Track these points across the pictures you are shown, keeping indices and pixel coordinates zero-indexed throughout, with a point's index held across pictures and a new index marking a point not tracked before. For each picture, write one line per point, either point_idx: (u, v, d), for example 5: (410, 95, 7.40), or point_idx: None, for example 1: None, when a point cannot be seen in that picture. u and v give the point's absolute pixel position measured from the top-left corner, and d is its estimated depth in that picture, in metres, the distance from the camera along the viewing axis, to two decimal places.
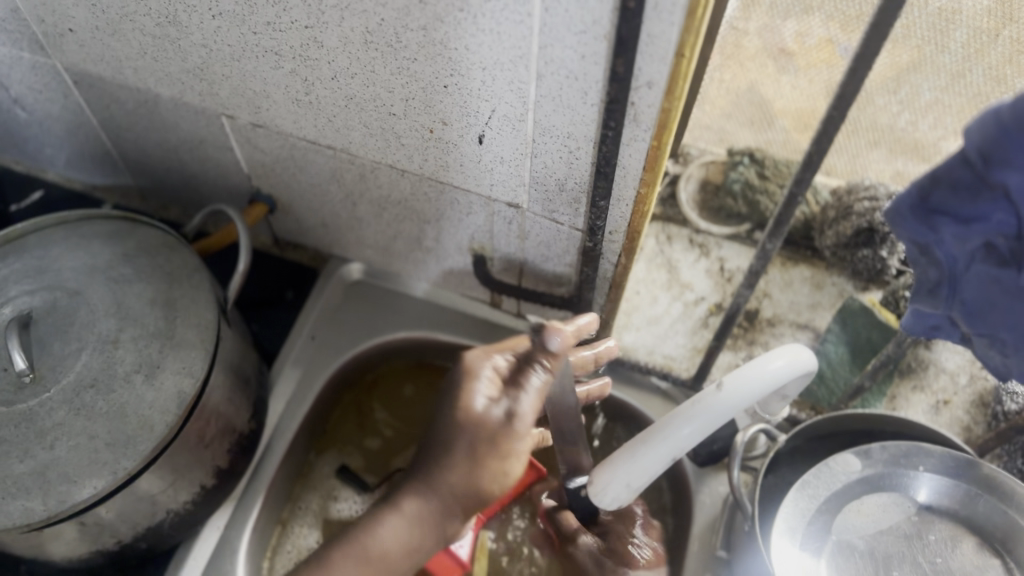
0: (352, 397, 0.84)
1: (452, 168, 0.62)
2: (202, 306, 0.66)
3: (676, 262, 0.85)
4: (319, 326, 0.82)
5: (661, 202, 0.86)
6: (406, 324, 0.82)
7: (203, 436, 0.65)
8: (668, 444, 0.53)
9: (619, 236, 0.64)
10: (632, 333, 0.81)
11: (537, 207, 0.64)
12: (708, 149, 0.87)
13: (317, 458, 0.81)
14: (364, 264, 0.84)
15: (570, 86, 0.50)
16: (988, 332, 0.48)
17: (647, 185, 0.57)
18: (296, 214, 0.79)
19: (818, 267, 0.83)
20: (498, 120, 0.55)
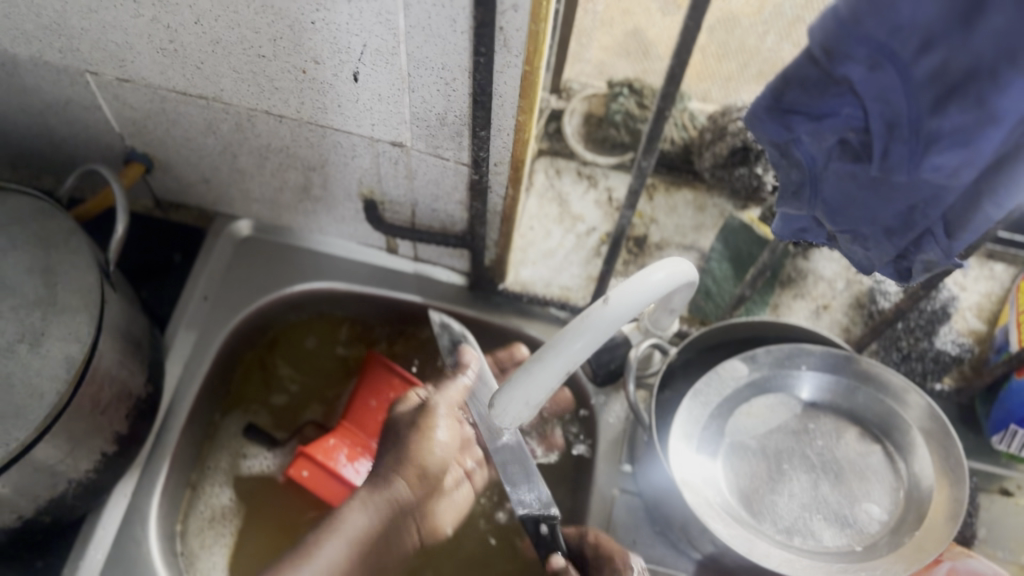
0: (254, 354, 0.83)
1: (330, 109, 0.62)
2: (83, 269, 0.64)
3: (566, 195, 0.86)
4: (211, 285, 0.80)
5: (547, 137, 0.87)
6: (302, 277, 0.81)
7: (99, 401, 0.64)
8: (562, 356, 0.55)
9: (503, 166, 0.65)
10: (529, 268, 0.82)
11: (420, 144, 0.64)
12: (589, 83, 0.85)
13: (222, 418, 0.80)
14: (252, 220, 0.82)
15: (438, 15, 0.50)
16: (851, 228, 0.52)
17: (525, 112, 0.58)
18: (177, 171, 0.77)
19: (699, 189, 0.86)
20: (370, 56, 0.55)
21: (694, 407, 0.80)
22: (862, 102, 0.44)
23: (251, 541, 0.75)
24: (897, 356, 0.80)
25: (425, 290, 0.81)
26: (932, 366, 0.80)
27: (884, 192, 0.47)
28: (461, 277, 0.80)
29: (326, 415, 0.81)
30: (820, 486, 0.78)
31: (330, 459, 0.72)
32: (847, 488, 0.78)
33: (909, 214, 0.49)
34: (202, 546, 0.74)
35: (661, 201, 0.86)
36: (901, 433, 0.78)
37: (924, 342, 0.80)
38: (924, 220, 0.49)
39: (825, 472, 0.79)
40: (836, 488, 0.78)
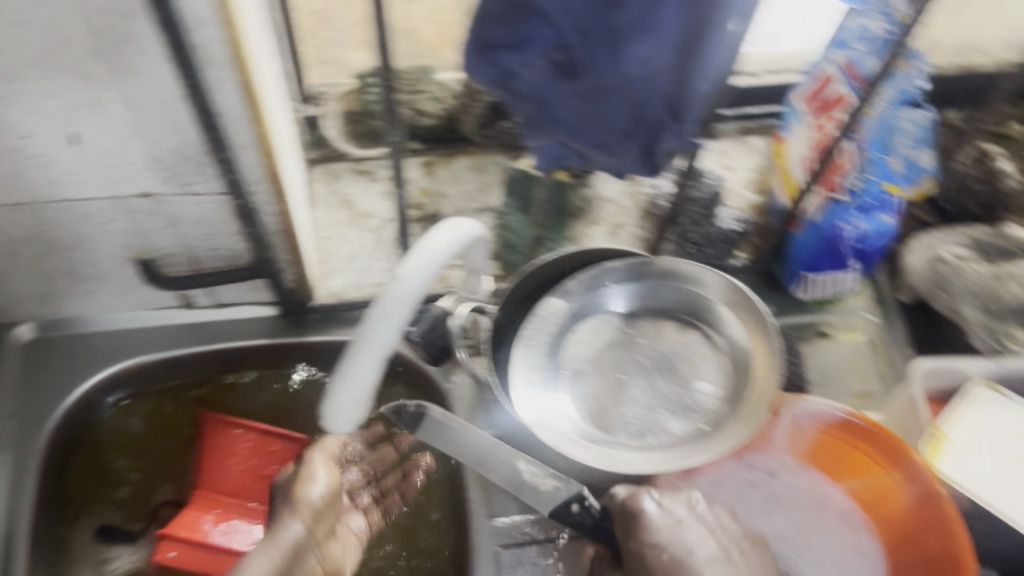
0: (81, 458, 0.79)
1: (58, 247, 0.69)
2: None
3: (349, 197, 0.87)
4: (10, 400, 0.76)
5: (312, 147, 0.89)
6: (109, 361, 0.79)
7: None
8: (363, 359, 0.54)
9: (217, 249, 0.71)
10: (336, 277, 0.83)
11: (126, 249, 0.70)
12: (337, 83, 0.88)
13: (70, 529, 0.77)
14: (35, 320, 0.80)
15: (106, 120, 0.56)
16: (595, 141, 0.57)
17: (198, 189, 0.64)
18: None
19: (474, 153, 0.89)
20: (50, 183, 0.61)
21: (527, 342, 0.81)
22: (551, 18, 0.48)
23: None
24: (691, 247, 0.81)
25: (236, 332, 0.81)
26: (722, 245, 0.81)
27: (604, 99, 0.53)
28: (267, 309, 0.81)
29: (178, 491, 0.79)
30: (656, 386, 0.72)
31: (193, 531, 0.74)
32: (680, 377, 0.73)
33: (637, 113, 0.55)
34: None
35: (444, 173, 0.88)
36: (711, 312, 0.74)
37: (707, 226, 0.81)
38: (651, 114, 0.55)
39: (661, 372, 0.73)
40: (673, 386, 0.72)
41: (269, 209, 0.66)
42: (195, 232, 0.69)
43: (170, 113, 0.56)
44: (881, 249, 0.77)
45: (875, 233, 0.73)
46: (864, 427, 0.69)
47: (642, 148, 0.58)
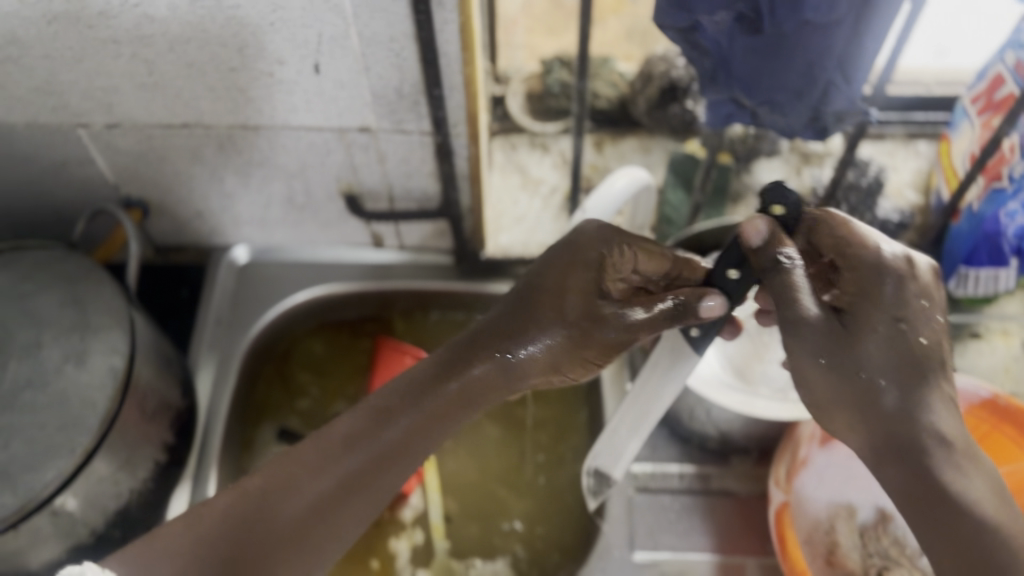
0: (271, 368, 0.90)
1: (277, 165, 0.78)
2: (108, 294, 0.71)
3: (524, 165, 0.95)
4: (223, 311, 0.88)
5: (494, 119, 0.97)
6: (304, 286, 0.90)
7: (144, 411, 0.71)
8: None
9: (413, 190, 0.80)
10: (507, 234, 0.91)
11: (334, 175, 0.79)
12: (524, 65, 0.97)
13: (255, 429, 0.87)
14: (248, 247, 0.91)
15: (346, 50, 0.64)
16: (767, 100, 0.62)
17: (408, 126, 0.72)
18: (169, 212, 0.86)
19: (642, 135, 0.95)
20: (282, 103, 0.70)
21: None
22: None
23: None
24: None
25: (417, 273, 0.90)
26: (882, 235, 0.83)
27: (785, 59, 0.58)
28: (445, 256, 0.90)
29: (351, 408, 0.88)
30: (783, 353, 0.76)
31: None
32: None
33: (812, 73, 0.59)
34: None
35: (612, 153, 0.95)
36: None
37: (867, 214, 0.84)
38: (824, 75, 0.59)
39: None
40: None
41: (464, 152, 0.74)
42: (397, 168, 0.78)
43: (397, 49, 0.64)
44: None
45: None
46: (1010, 408, 0.70)
47: (812, 113, 0.63)
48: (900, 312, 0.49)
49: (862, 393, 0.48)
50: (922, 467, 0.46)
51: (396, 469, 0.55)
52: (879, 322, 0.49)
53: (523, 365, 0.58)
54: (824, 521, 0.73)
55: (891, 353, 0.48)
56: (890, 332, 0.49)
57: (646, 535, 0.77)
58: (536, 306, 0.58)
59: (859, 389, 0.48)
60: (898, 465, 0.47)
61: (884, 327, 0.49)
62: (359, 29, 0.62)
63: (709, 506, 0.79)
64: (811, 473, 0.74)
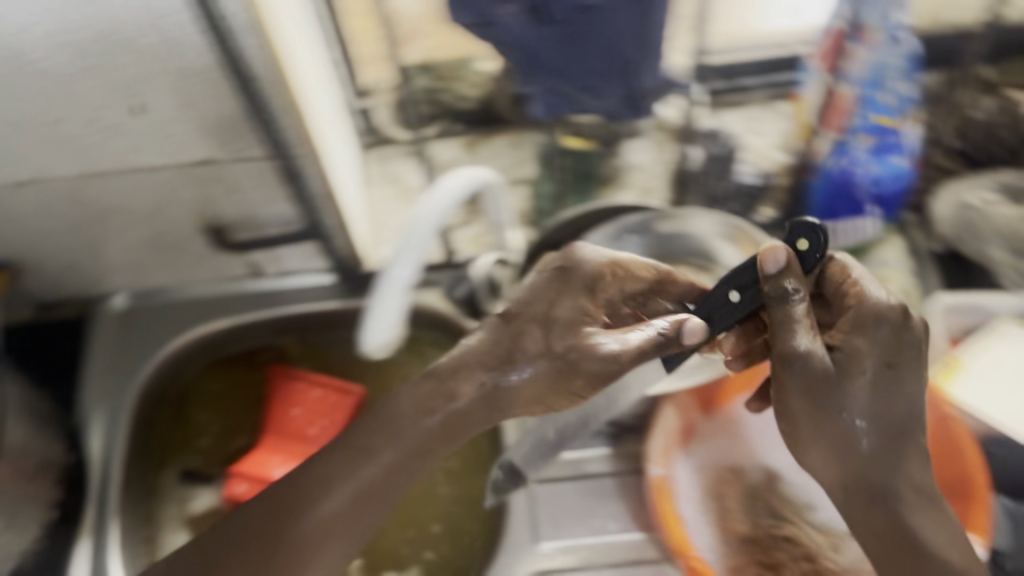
0: (167, 410, 0.89)
1: (132, 208, 0.78)
2: None
3: (398, 175, 0.95)
4: (109, 359, 0.88)
5: (364, 133, 0.97)
6: (189, 324, 0.89)
7: (21, 471, 0.70)
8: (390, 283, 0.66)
9: (274, 215, 0.80)
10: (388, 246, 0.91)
11: (192, 210, 0.79)
12: None
13: (157, 474, 0.86)
14: (130, 292, 0.91)
15: (163, 88, 0.64)
16: (581, 83, 0.63)
17: (250, 153, 0.72)
18: (40, 269, 0.85)
19: (511, 130, 0.96)
20: (115, 145, 0.70)
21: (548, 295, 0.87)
22: None
23: None
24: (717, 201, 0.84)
25: (300, 295, 0.90)
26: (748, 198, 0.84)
27: (585, 42, 0.59)
28: (327, 274, 0.90)
29: (251, 440, 0.88)
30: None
31: (260, 468, 0.82)
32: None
33: (614, 53, 0.60)
34: None
35: (484, 151, 0.96)
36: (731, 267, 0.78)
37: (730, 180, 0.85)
38: (627, 53, 0.60)
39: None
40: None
41: (312, 171, 0.75)
42: (252, 196, 0.78)
43: (215, 80, 0.64)
44: (899, 195, 0.81)
45: (887, 172, 0.78)
46: None
47: (629, 91, 0.64)
48: (858, 374, 0.50)
49: (841, 437, 0.50)
50: (881, 503, 0.50)
51: (374, 507, 0.57)
52: (845, 402, 0.50)
53: (511, 395, 0.57)
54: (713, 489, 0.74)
55: (859, 404, 0.50)
56: (896, 422, 0.50)
57: (549, 526, 0.78)
58: (526, 333, 0.57)
59: (818, 418, 0.50)
60: (870, 506, 0.50)
61: (891, 409, 0.50)
62: (169, 66, 0.62)
63: (610, 487, 0.80)
64: (698, 439, 0.76)
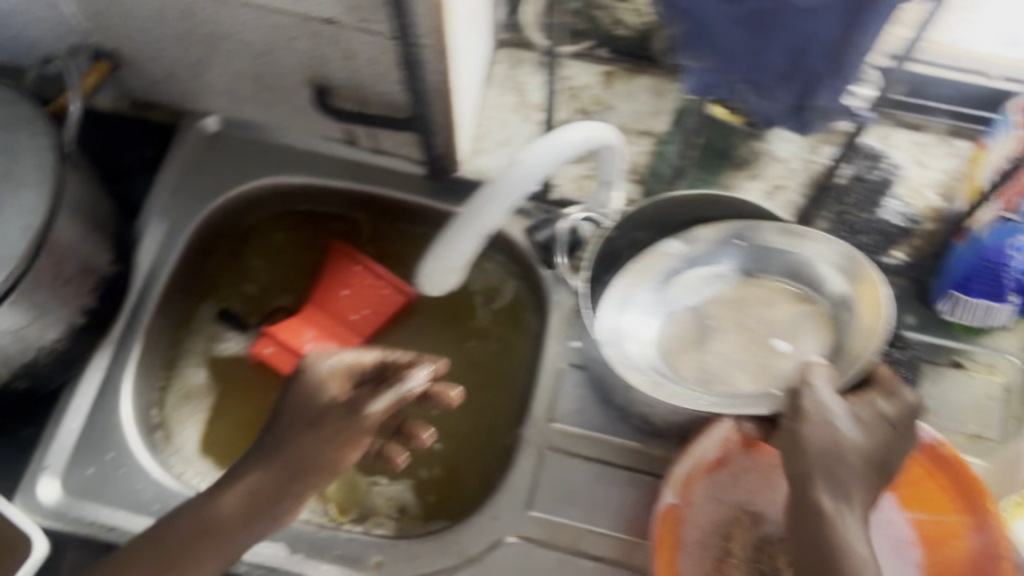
0: (228, 246, 0.89)
1: (241, 33, 0.73)
2: (41, 150, 0.68)
3: (524, 85, 0.88)
4: (182, 178, 0.85)
5: (506, 29, 0.89)
6: (275, 168, 0.87)
7: (63, 273, 0.69)
8: (475, 222, 0.58)
9: (383, 93, 0.76)
10: (487, 155, 0.86)
11: (308, 59, 0.74)
12: None
13: (199, 303, 0.87)
14: (219, 116, 0.87)
15: None
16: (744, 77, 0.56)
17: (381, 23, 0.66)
18: (141, 68, 0.82)
19: (657, 74, 0.87)
20: None
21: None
22: None
23: (230, 417, 0.83)
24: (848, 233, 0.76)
25: (386, 179, 0.87)
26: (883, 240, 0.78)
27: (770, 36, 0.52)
28: (418, 166, 0.87)
29: (294, 303, 0.88)
30: (729, 339, 0.71)
31: (292, 337, 0.83)
32: (761, 338, 0.70)
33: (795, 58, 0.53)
34: (180, 420, 0.82)
35: (623, 87, 0.88)
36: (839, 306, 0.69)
37: None
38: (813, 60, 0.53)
39: (740, 328, 0.71)
40: (748, 354, 0.70)
41: (433, 66, 0.69)
42: (366, 71, 0.73)
43: None
44: None
45: None
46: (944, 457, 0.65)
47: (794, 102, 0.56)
48: None
49: None
50: None
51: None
52: None
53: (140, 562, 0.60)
54: (722, 525, 0.69)
55: None
56: None
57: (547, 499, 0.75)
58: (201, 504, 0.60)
59: None
60: None
61: None
62: None
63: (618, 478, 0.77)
64: (728, 469, 0.71)
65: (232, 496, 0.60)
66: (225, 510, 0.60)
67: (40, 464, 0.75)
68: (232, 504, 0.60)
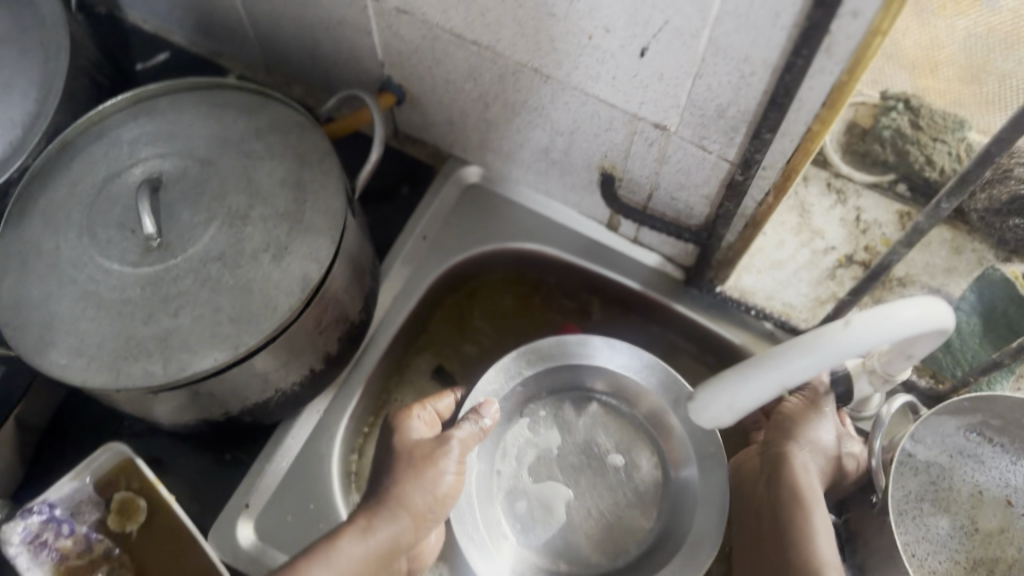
0: (455, 300, 0.87)
1: (553, 106, 0.68)
2: (331, 193, 0.65)
3: (809, 206, 0.81)
4: (432, 225, 0.84)
5: None
6: (525, 235, 0.84)
7: (321, 322, 0.66)
8: (780, 370, 0.57)
9: (681, 199, 0.70)
10: (753, 275, 0.79)
11: (615, 147, 0.69)
12: (859, 89, 0.81)
13: (416, 355, 0.85)
14: (481, 169, 0.84)
15: (700, 47, 0.53)
16: None
17: (727, 147, 0.60)
18: (423, 108, 0.79)
19: (959, 230, 0.79)
20: (597, 56, 0.59)
21: (912, 447, 0.74)
22: None
23: None
24: None
25: (638, 274, 0.82)
26: None
27: None
28: (676, 269, 0.81)
29: None
30: (637, 462, 0.77)
31: None
32: (603, 466, 0.77)
33: None
34: None
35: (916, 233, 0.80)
36: None
37: None
38: None
39: (641, 435, 0.78)
40: (617, 506, 0.75)
41: (758, 197, 0.63)
42: (673, 177, 0.68)
43: (745, 72, 0.52)
44: None
45: None
46: None
47: None
48: None
49: None
50: None
51: None
52: None
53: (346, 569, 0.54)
54: None
55: None
56: None
57: None
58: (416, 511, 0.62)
59: None
60: None
61: None
62: (715, 36, 0.51)
63: None
64: None
65: (359, 541, 0.55)
66: (348, 557, 0.54)
67: (241, 499, 0.72)
68: (361, 552, 0.54)
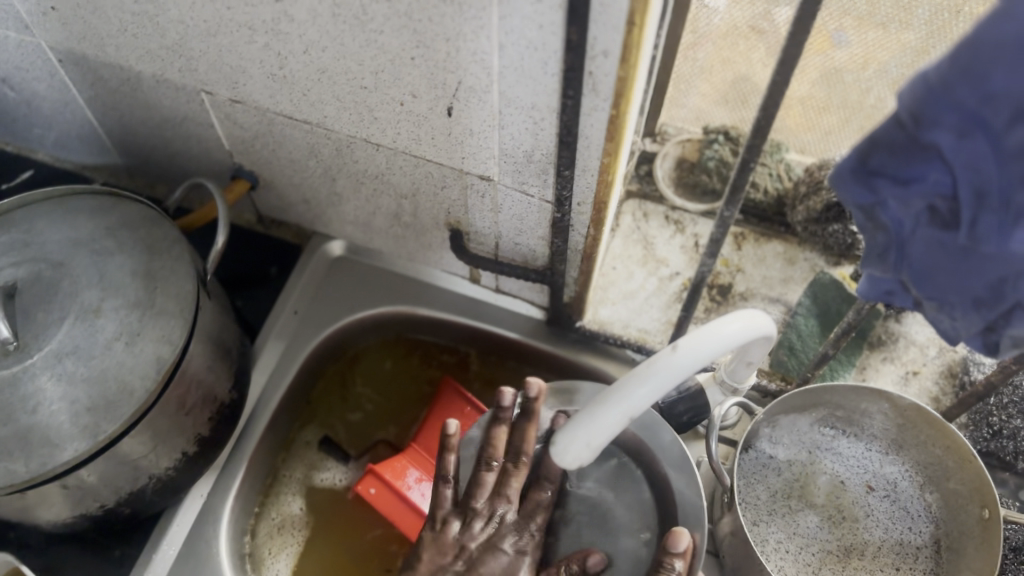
0: (335, 370, 0.90)
1: (390, 172, 0.73)
2: (181, 279, 0.68)
3: (651, 238, 0.87)
4: (301, 301, 0.87)
5: (637, 180, 0.89)
6: (393, 299, 0.87)
7: (185, 403, 0.68)
8: (622, 401, 0.53)
9: (522, 244, 0.75)
10: (608, 308, 0.84)
11: (453, 203, 0.74)
12: (685, 128, 0.87)
13: (301, 428, 0.87)
14: (345, 242, 0.89)
15: (492, 101, 0.58)
16: (937, 296, 0.48)
17: (543, 187, 0.65)
18: (278, 190, 0.83)
19: (790, 242, 0.86)
20: (411, 121, 0.64)
21: (772, 448, 0.79)
22: (952, 170, 0.41)
23: (319, 552, 0.80)
24: (987, 433, 0.76)
25: (503, 320, 0.86)
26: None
27: (975, 261, 0.43)
28: (538, 311, 0.85)
29: (397, 436, 0.87)
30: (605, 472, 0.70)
31: (396, 480, 0.78)
32: None
33: (1000, 287, 0.44)
34: (270, 552, 0.79)
35: (752, 251, 0.86)
36: None
37: (1017, 420, 0.76)
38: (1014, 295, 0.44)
39: None
40: None
41: (582, 231, 0.68)
42: (509, 224, 0.73)
43: (536, 118, 0.58)
44: None
45: None
46: None
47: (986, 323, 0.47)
48: None
49: None
50: None
51: None
52: None
53: None
54: None
55: None
56: None
57: None
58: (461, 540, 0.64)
59: None
60: None
61: None
62: (502, 89, 0.57)
63: None
64: None
65: None
66: None
67: None
68: None
